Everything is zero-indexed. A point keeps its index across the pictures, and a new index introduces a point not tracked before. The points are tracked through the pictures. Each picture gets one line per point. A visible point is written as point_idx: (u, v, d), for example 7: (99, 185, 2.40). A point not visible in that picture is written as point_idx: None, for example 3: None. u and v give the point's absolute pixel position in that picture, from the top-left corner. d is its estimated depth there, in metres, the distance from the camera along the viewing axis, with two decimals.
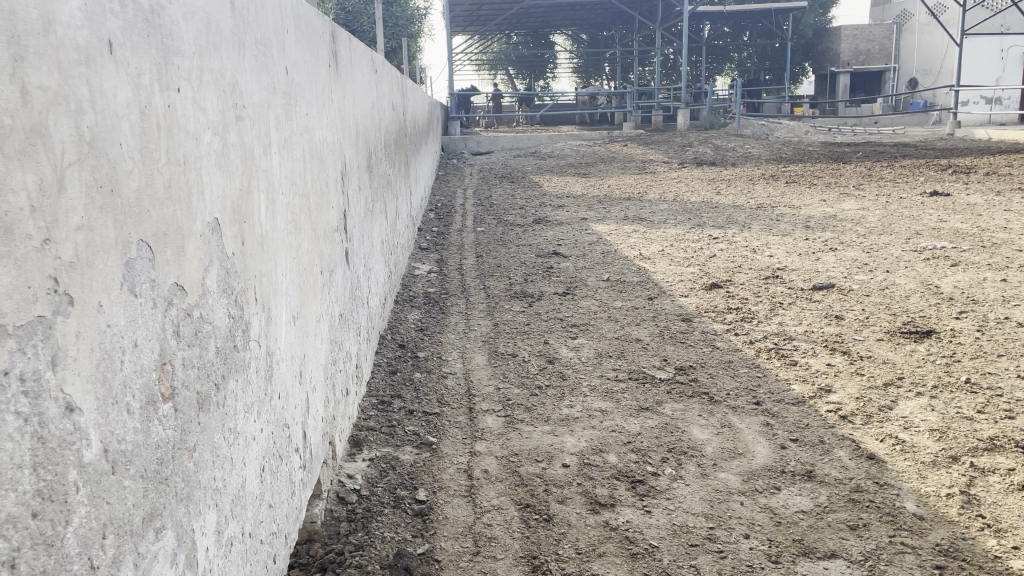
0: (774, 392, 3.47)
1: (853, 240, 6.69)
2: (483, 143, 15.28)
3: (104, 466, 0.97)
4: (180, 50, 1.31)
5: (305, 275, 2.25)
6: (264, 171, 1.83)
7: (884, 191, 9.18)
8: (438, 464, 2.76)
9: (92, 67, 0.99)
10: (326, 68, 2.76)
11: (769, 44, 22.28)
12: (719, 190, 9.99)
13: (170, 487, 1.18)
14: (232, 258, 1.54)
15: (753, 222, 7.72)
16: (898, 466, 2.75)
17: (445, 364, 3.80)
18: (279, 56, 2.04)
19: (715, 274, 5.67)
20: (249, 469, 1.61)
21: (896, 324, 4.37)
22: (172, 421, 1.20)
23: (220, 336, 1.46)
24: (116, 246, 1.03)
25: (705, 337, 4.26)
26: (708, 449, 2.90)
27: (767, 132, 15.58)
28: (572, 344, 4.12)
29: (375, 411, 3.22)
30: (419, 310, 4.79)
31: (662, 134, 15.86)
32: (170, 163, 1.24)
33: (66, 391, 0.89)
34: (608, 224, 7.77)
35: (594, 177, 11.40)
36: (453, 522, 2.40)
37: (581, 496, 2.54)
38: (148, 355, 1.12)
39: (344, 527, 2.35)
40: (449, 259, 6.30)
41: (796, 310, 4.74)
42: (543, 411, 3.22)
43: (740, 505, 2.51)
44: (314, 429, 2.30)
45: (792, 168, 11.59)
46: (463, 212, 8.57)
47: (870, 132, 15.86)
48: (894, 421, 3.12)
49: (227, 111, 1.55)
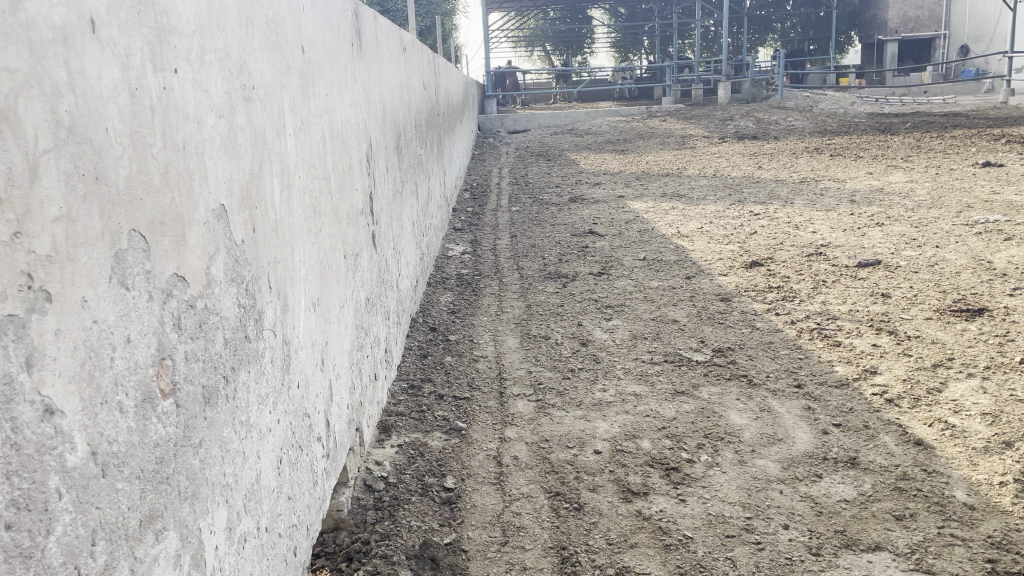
0: (816, 374, 3.35)
1: (901, 214, 6.46)
2: (519, 122, 15.16)
3: (91, 470, 0.93)
4: (177, 28, 1.25)
5: (327, 260, 2.20)
6: (278, 155, 1.77)
7: (933, 163, 8.86)
8: (467, 451, 2.71)
9: (71, 47, 0.93)
10: (348, 48, 2.69)
11: (813, 14, 21.68)
12: (761, 164, 9.75)
13: (173, 487, 1.14)
14: (242, 246, 1.49)
15: (796, 198, 7.51)
16: (947, 452, 2.62)
17: (477, 347, 3.74)
18: (294, 34, 1.97)
19: (755, 252, 5.52)
20: (264, 462, 1.57)
21: (946, 302, 4.19)
22: (173, 419, 1.15)
23: (229, 327, 1.41)
24: (103, 237, 0.98)
25: (745, 317, 4.14)
26: (746, 435, 2.80)
27: (811, 104, 15.17)
28: (606, 325, 4.03)
29: (405, 396, 3.18)
30: (451, 292, 4.74)
31: (702, 109, 15.56)
32: (167, 148, 1.18)
33: (45, 393, 0.84)
34: (646, 201, 7.63)
35: (632, 154, 11.22)
36: (481, 511, 2.34)
37: (614, 485, 2.47)
38: (143, 350, 1.07)
39: (371, 515, 2.31)
40: (483, 239, 6.24)
41: (840, 288, 4.58)
42: (575, 396, 3.15)
43: (779, 494, 2.41)
44: (339, 417, 2.25)
45: (837, 141, 11.27)
46: (499, 192, 8.49)
47: (919, 101, 15.34)
48: (943, 405, 2.98)
49: (234, 93, 1.49)
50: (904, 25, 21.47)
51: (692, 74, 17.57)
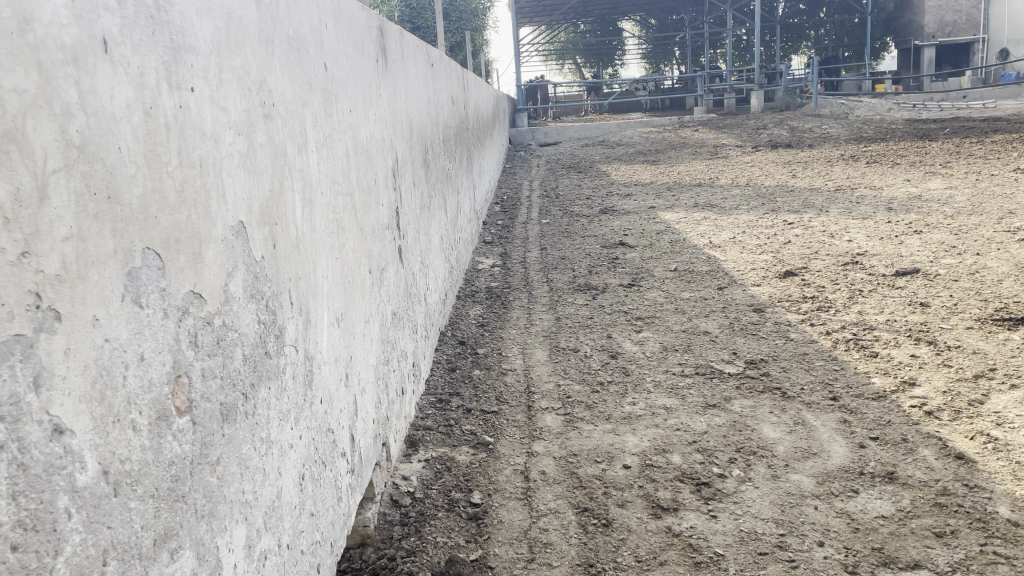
0: (853, 386, 3.27)
1: (940, 222, 6.33)
2: (550, 134, 15.18)
3: (103, 489, 0.92)
4: (194, 48, 1.26)
5: (351, 276, 2.20)
6: (299, 172, 1.78)
7: (973, 168, 8.69)
8: (494, 465, 2.68)
9: (82, 68, 0.93)
10: (373, 64, 2.70)
11: (848, 20, 21.42)
12: (796, 172, 9.63)
13: (189, 505, 1.13)
14: (262, 262, 1.49)
15: (832, 206, 7.40)
16: (990, 467, 2.54)
17: (505, 361, 3.72)
18: (316, 52, 1.99)
19: (789, 262, 5.44)
20: (285, 478, 1.56)
21: (988, 310, 4.08)
22: (189, 436, 1.15)
23: (248, 344, 1.41)
24: (115, 256, 0.98)
25: (778, 328, 4.07)
26: (780, 449, 2.74)
27: (847, 111, 14.97)
28: (637, 338, 3.99)
29: (433, 410, 3.17)
30: (480, 305, 4.73)
31: (734, 117, 15.43)
32: (183, 167, 1.19)
33: (53, 412, 0.84)
34: (677, 211, 7.57)
35: (664, 164, 11.17)
36: (508, 527, 2.32)
37: (643, 500, 2.43)
38: (158, 367, 1.07)
39: (397, 531, 2.30)
40: (513, 252, 6.23)
41: (877, 297, 4.49)
42: (604, 409, 3.12)
43: (814, 510, 2.35)
44: (364, 432, 2.24)
45: (873, 148, 11.10)
46: (529, 204, 8.49)
47: (958, 106, 15.07)
48: (985, 417, 2.89)
49: (253, 110, 1.50)
50: (941, 30, 21.15)
51: (725, 84, 17.48)
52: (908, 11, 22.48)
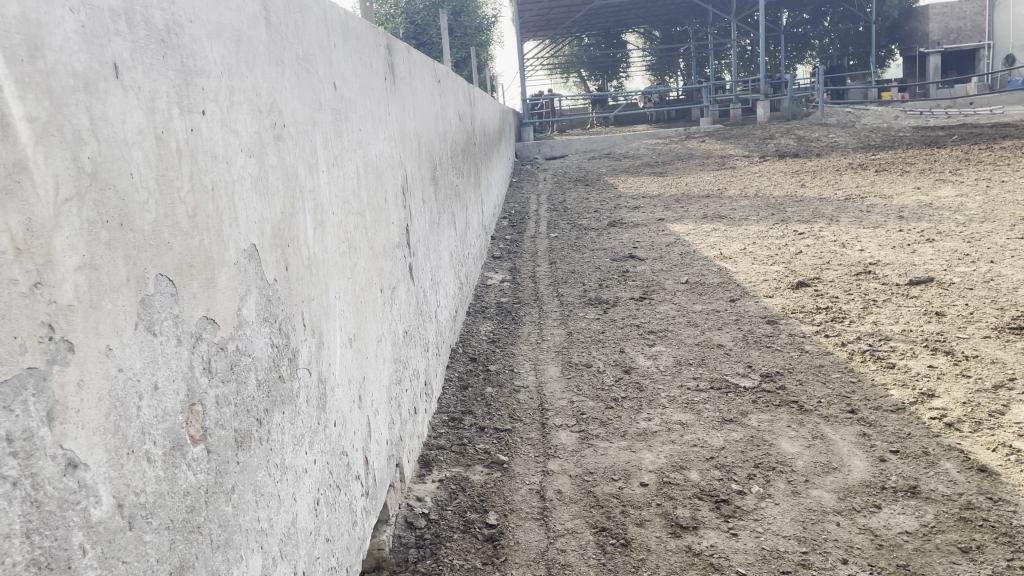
0: (870, 398, 3.23)
1: (952, 229, 6.29)
2: (557, 147, 15.21)
3: (118, 523, 0.90)
4: (205, 70, 1.24)
5: (363, 296, 2.18)
6: (310, 192, 1.76)
7: (983, 175, 8.65)
8: (509, 485, 2.65)
9: (93, 94, 0.92)
10: (381, 82, 2.69)
11: (852, 29, 21.45)
12: (804, 182, 9.60)
13: (204, 535, 1.11)
14: (275, 286, 1.48)
15: (842, 215, 7.37)
16: (1014, 479, 2.49)
17: (517, 377, 3.69)
18: (325, 71, 1.98)
19: (802, 272, 5.40)
20: (300, 504, 1.53)
21: (1005, 319, 4.03)
22: (203, 465, 1.13)
23: (262, 368, 1.39)
24: (128, 283, 0.96)
25: (793, 340, 4.02)
26: (799, 464, 2.70)
27: (854, 119, 14.95)
28: (650, 352, 3.95)
29: (446, 428, 3.14)
30: (491, 321, 4.71)
31: (740, 128, 15.43)
32: (196, 190, 1.17)
33: (67, 446, 0.82)
34: (686, 223, 7.55)
35: (671, 176, 11.16)
36: (525, 548, 2.28)
37: (662, 519, 2.39)
38: (172, 397, 1.05)
39: (413, 554, 2.26)
40: (522, 267, 6.21)
41: (892, 307, 4.44)
42: (619, 426, 3.08)
43: (836, 526, 2.31)
44: (378, 453, 2.22)
45: (881, 156, 11.08)
46: (538, 218, 8.47)
47: (965, 112, 15.03)
48: (1007, 428, 2.84)
49: (264, 132, 1.49)
50: (946, 37, 21.16)
51: (730, 95, 17.50)
52: (913, 20, 22.52)
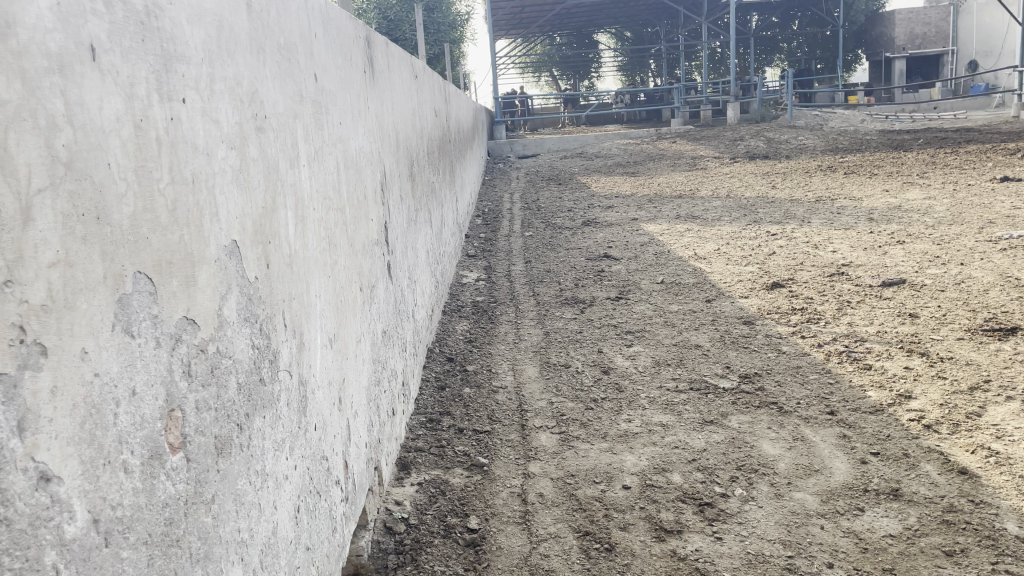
0: (849, 400, 3.23)
1: (922, 232, 6.36)
2: (528, 146, 15.17)
3: (93, 540, 0.84)
4: (185, 56, 1.18)
5: (343, 294, 2.12)
6: (292, 187, 1.70)
7: (950, 178, 8.77)
8: (489, 488, 2.60)
9: (68, 76, 0.85)
10: (361, 75, 2.63)
11: (820, 33, 21.72)
12: (775, 183, 9.65)
13: (184, 549, 1.05)
14: (256, 284, 1.41)
15: (813, 216, 7.42)
16: (994, 481, 2.50)
17: (495, 378, 3.64)
18: (306, 61, 1.91)
19: (776, 273, 5.42)
20: (281, 512, 1.47)
21: (977, 321, 4.07)
22: (183, 474, 1.06)
23: (243, 370, 1.33)
24: (105, 281, 0.89)
25: (769, 341, 4.02)
26: (780, 466, 2.69)
27: (822, 122, 15.12)
28: (628, 352, 3.92)
29: (424, 430, 3.09)
30: (467, 320, 4.65)
31: (711, 129, 15.51)
32: (175, 183, 1.10)
33: (39, 458, 0.76)
34: (659, 223, 7.55)
35: (643, 176, 11.18)
36: (508, 553, 2.23)
37: (645, 522, 2.36)
38: (150, 403, 0.98)
39: (392, 560, 2.20)
40: (497, 265, 6.16)
41: (866, 309, 4.46)
42: (599, 427, 3.05)
43: (821, 530, 2.29)
44: (357, 457, 2.16)
45: (850, 158, 11.20)
46: (511, 217, 8.42)
47: (930, 117, 15.26)
48: (984, 430, 2.86)
49: (245, 123, 1.42)
50: (911, 42, 21.48)
51: (700, 96, 17.59)
52: (879, 25, 22.84)
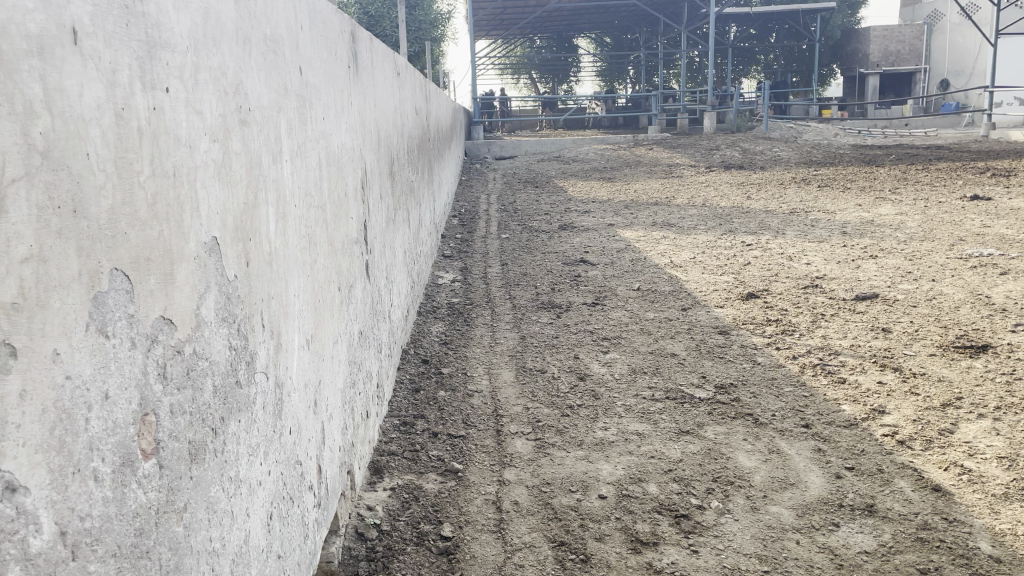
0: (823, 413, 3.24)
1: (894, 247, 6.42)
2: (506, 147, 15.16)
3: (60, 554, 0.79)
4: (170, 43, 1.13)
5: (321, 294, 2.07)
6: (274, 182, 1.65)
7: (921, 195, 8.86)
8: (464, 494, 2.56)
9: (49, 61, 0.80)
10: (345, 70, 2.58)
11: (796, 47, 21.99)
12: (750, 194, 9.71)
13: (154, 560, 1.00)
14: (235, 283, 1.36)
15: (787, 228, 7.46)
16: (967, 500, 2.51)
17: (471, 381, 3.60)
18: (292, 54, 1.86)
19: (751, 283, 5.44)
20: (253, 520, 1.42)
21: (949, 337, 4.11)
22: (155, 482, 1.01)
23: (219, 372, 1.28)
24: (80, 278, 0.84)
25: (744, 351, 4.03)
26: (756, 478, 2.68)
27: (795, 135, 15.27)
28: (604, 359, 3.91)
29: (397, 433, 3.04)
30: (443, 322, 4.61)
31: (688, 138, 15.59)
32: (156, 175, 1.05)
33: (5, 467, 0.72)
34: (635, 229, 7.56)
35: (620, 181, 11.19)
36: (482, 562, 2.20)
37: (621, 534, 2.33)
38: (124, 407, 0.93)
39: (363, 567, 2.16)
40: (474, 267, 6.12)
41: (839, 322, 4.49)
42: (575, 435, 3.02)
43: (796, 545, 2.28)
44: (330, 461, 2.11)
45: (823, 171, 11.31)
46: (487, 218, 8.38)
47: (901, 133, 15.46)
48: (956, 447, 2.88)
49: (229, 114, 1.37)
50: (885, 58, 21.77)
51: (678, 104, 17.67)
52: (855, 41, 23.17)
